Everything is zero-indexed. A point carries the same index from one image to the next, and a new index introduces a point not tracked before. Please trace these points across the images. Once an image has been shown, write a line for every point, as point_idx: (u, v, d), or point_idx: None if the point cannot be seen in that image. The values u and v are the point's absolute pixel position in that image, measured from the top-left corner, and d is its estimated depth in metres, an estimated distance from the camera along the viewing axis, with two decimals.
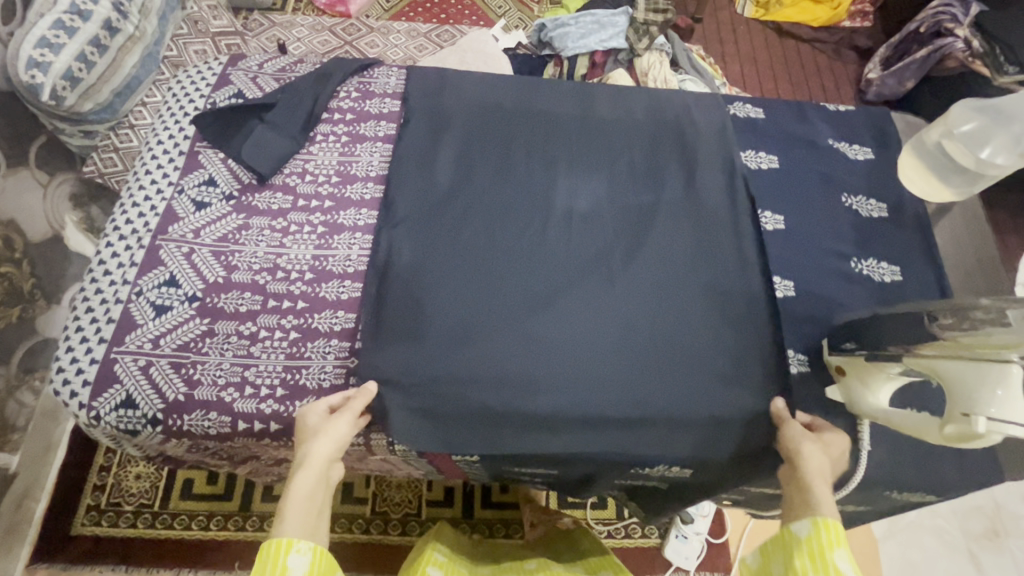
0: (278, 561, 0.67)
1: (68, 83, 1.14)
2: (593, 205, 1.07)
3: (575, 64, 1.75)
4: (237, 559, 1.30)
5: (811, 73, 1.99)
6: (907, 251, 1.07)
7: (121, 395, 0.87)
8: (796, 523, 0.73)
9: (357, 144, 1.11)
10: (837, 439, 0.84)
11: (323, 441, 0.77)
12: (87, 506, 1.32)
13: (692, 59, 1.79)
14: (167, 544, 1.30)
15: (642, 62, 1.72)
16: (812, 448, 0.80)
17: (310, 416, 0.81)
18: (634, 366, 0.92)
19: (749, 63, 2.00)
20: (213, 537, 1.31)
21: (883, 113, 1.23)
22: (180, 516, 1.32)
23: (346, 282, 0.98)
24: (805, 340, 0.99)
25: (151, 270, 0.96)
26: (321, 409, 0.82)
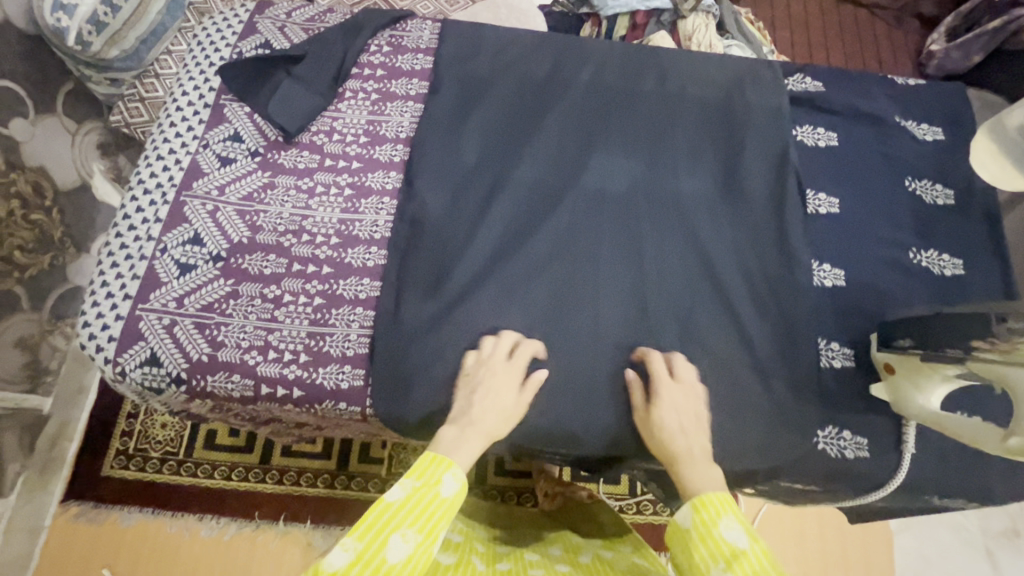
0: (435, 473, 0.69)
1: (93, 27, 1.12)
2: (629, 185, 1.01)
3: (614, 24, 1.64)
4: (256, 509, 1.33)
5: (867, 42, 1.83)
6: (972, 244, 0.99)
7: (145, 352, 0.86)
8: (677, 510, 0.70)
9: (387, 103, 1.05)
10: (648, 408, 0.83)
11: (498, 384, 0.82)
12: (115, 451, 1.34)
13: (740, 23, 1.66)
14: (191, 491, 1.33)
15: (686, 25, 1.60)
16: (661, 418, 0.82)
17: (484, 352, 0.86)
18: (659, 353, 0.91)
19: (800, 29, 1.85)
20: (234, 487, 1.33)
21: (957, 89, 1.12)
22: (203, 465, 1.34)
23: (373, 249, 0.95)
24: (851, 334, 0.93)
25: (175, 228, 0.93)
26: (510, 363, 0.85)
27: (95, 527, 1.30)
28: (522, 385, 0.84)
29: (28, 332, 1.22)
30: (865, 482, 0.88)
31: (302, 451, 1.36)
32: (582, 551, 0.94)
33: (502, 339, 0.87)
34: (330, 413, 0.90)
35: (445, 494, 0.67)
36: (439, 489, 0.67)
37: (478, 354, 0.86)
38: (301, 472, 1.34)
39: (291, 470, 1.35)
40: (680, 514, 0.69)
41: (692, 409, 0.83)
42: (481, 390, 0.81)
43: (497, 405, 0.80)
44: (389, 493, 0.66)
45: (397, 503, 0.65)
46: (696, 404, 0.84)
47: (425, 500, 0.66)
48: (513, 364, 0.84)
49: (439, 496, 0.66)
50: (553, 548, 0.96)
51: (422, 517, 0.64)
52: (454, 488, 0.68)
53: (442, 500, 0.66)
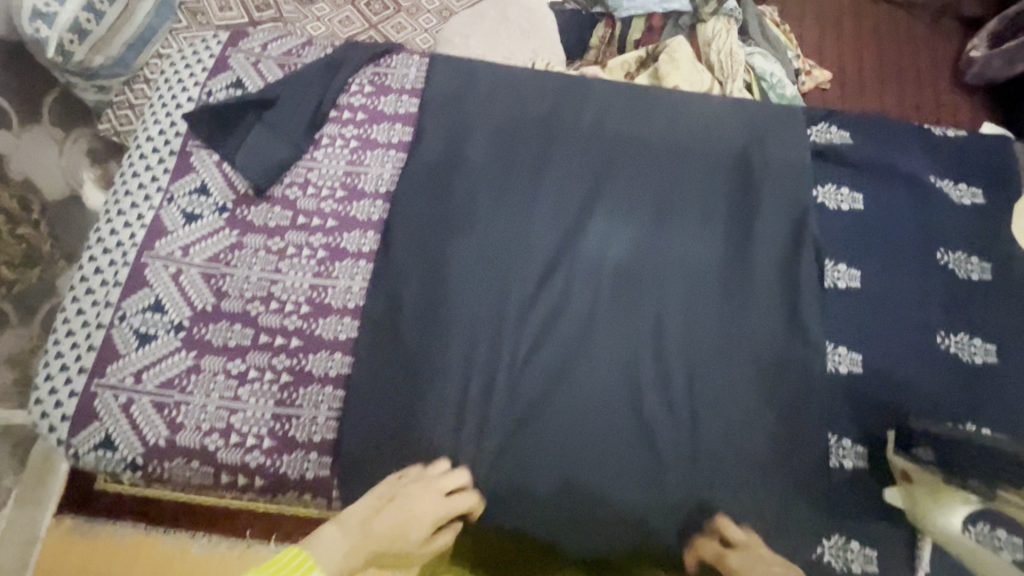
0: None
1: (75, 36, 1.13)
2: (628, 251, 0.92)
3: (628, 27, 1.48)
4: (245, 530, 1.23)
5: (902, 44, 1.56)
6: (1009, 327, 0.89)
7: (100, 434, 0.80)
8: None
9: (366, 152, 0.96)
10: (744, 556, 0.76)
11: (431, 497, 0.76)
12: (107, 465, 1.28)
13: (764, 26, 1.48)
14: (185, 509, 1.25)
15: (706, 30, 1.42)
16: (738, 555, 0.76)
17: (414, 477, 0.78)
18: (651, 446, 0.83)
19: (829, 28, 1.60)
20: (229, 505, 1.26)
21: (1002, 144, 1.00)
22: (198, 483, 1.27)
23: (345, 319, 0.88)
24: (867, 428, 0.85)
25: (136, 292, 0.87)
26: (438, 475, 0.78)
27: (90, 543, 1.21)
28: (442, 492, 0.77)
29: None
30: None
31: None
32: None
33: (433, 468, 0.79)
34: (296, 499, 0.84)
35: None
36: None
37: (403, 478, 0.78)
38: None
39: None
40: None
41: (760, 557, 0.76)
42: (398, 514, 0.74)
43: (422, 508, 0.75)
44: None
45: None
46: (764, 551, 0.77)
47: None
48: (441, 503, 0.76)
49: None
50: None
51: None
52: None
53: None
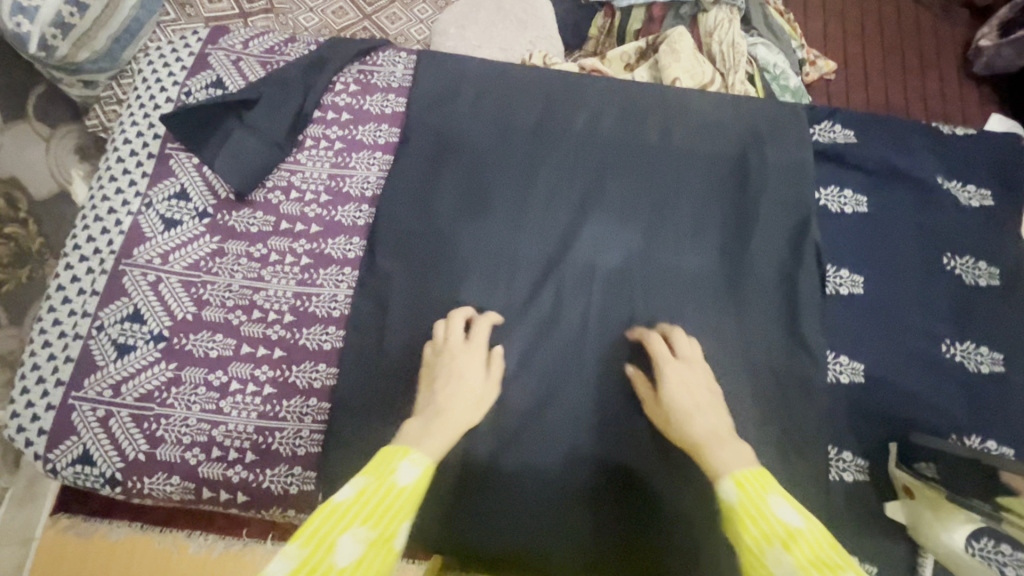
0: (390, 465, 0.60)
1: (58, 30, 1.06)
2: (622, 257, 0.89)
3: (628, 17, 1.41)
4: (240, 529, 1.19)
5: (910, 33, 1.49)
6: (1017, 335, 0.86)
7: (77, 449, 0.78)
8: (722, 485, 0.61)
9: (351, 154, 0.93)
10: (690, 371, 0.78)
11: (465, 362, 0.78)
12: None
13: (767, 17, 1.41)
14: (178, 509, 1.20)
15: (708, 19, 1.35)
16: (675, 369, 0.78)
17: (454, 333, 0.80)
18: (646, 460, 0.81)
19: (836, 17, 1.53)
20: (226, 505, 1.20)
21: (1014, 142, 0.96)
22: None
23: (330, 328, 0.85)
24: (868, 440, 0.82)
25: (113, 302, 0.84)
26: (460, 330, 0.81)
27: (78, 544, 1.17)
28: (489, 362, 0.80)
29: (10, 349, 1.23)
30: None
31: None
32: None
33: (452, 321, 0.82)
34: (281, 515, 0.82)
35: (402, 485, 0.58)
36: (392, 479, 0.58)
37: (441, 337, 0.80)
38: None
39: None
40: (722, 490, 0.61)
41: (698, 394, 0.75)
42: (443, 378, 0.75)
43: (463, 386, 0.75)
44: (338, 495, 0.56)
45: (349, 499, 0.55)
46: (699, 389, 0.76)
47: (379, 497, 0.56)
48: (483, 356, 0.79)
49: (395, 487, 0.58)
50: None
51: (379, 513, 0.55)
52: (414, 473, 0.60)
53: (401, 490, 0.58)
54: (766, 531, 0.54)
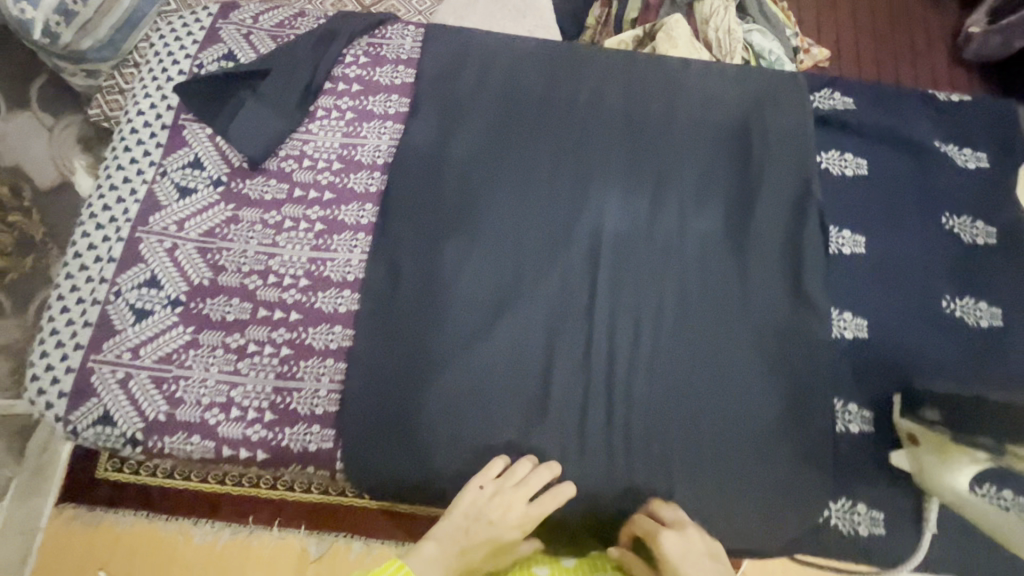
0: None
1: (61, 18, 1.06)
2: (631, 222, 0.90)
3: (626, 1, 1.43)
4: (251, 514, 1.18)
5: (900, 20, 1.52)
6: (1015, 291, 0.88)
7: (97, 410, 0.79)
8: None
9: (363, 123, 0.95)
10: (679, 540, 0.69)
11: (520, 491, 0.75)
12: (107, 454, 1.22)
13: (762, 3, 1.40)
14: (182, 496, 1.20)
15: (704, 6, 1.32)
16: (672, 535, 0.69)
17: (521, 474, 0.77)
18: (658, 416, 0.82)
19: (828, 8, 1.54)
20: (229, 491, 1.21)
21: (1006, 108, 0.99)
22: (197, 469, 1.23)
23: (345, 292, 0.87)
24: (872, 393, 0.84)
25: (130, 268, 0.85)
26: (530, 488, 0.75)
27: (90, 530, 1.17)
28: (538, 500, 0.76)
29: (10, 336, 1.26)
30: (883, 559, 0.79)
31: None
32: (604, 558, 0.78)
33: (530, 463, 0.78)
34: (299, 474, 0.83)
35: None
36: None
37: (514, 475, 0.76)
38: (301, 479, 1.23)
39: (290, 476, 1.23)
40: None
41: (695, 555, 0.67)
42: (487, 511, 0.73)
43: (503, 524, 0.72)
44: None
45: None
46: (694, 547, 0.68)
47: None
48: (531, 509, 0.75)
49: None
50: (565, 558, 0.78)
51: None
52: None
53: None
54: None
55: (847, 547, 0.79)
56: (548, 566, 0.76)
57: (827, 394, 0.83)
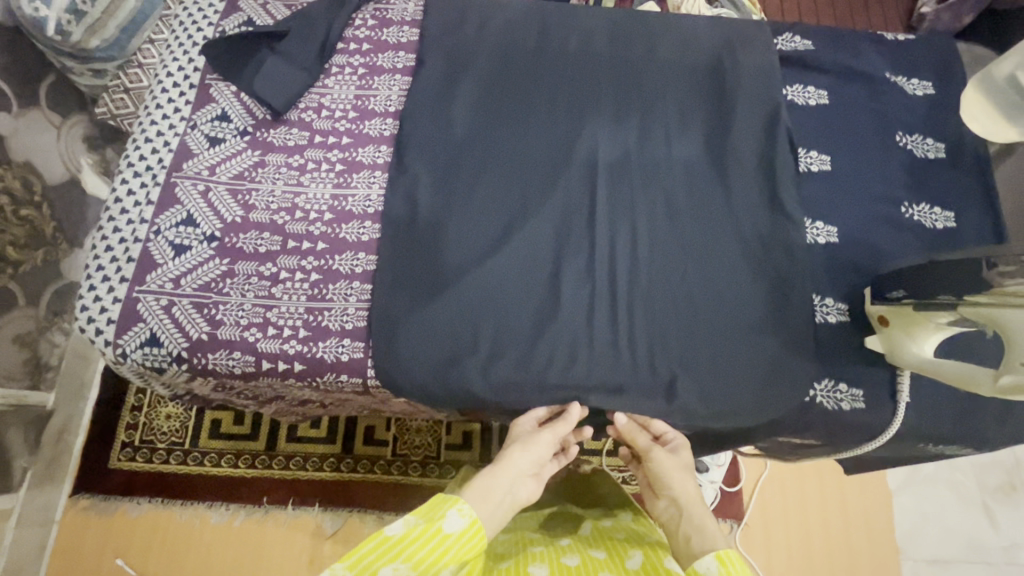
0: (438, 512, 0.71)
1: (73, 17, 1.01)
2: (621, 152, 1.01)
3: None
4: (265, 495, 1.33)
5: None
6: (964, 196, 0.99)
7: (145, 333, 0.87)
8: (700, 562, 0.70)
9: (374, 77, 1.04)
10: (681, 467, 0.86)
11: (521, 456, 0.84)
12: (122, 442, 1.34)
13: None
14: (199, 480, 1.33)
15: None
16: (672, 464, 0.85)
17: (522, 425, 0.90)
18: (656, 314, 0.92)
19: None
20: (243, 474, 1.34)
21: (946, 43, 1.11)
22: (210, 455, 1.34)
23: (366, 223, 0.95)
24: (845, 289, 0.94)
25: (168, 209, 0.93)
26: (531, 422, 0.90)
27: (106, 518, 1.30)
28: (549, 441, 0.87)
29: (24, 328, 1.21)
30: (859, 431, 0.90)
31: (309, 437, 1.37)
32: (596, 537, 0.91)
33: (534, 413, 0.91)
34: (332, 387, 0.90)
35: (449, 532, 0.71)
36: (441, 525, 0.70)
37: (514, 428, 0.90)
38: (310, 456, 1.35)
39: (299, 456, 1.35)
40: (703, 564, 0.69)
41: (685, 481, 0.84)
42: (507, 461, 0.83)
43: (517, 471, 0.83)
44: (390, 528, 0.69)
45: (397, 537, 0.68)
46: (681, 472, 0.85)
47: (425, 538, 0.69)
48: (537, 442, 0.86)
49: (443, 534, 0.70)
50: (561, 539, 0.91)
51: (416, 555, 0.67)
52: (460, 523, 0.71)
53: (445, 536, 0.70)
54: None
55: (828, 419, 0.89)
56: (545, 546, 0.89)
57: (807, 291, 0.93)
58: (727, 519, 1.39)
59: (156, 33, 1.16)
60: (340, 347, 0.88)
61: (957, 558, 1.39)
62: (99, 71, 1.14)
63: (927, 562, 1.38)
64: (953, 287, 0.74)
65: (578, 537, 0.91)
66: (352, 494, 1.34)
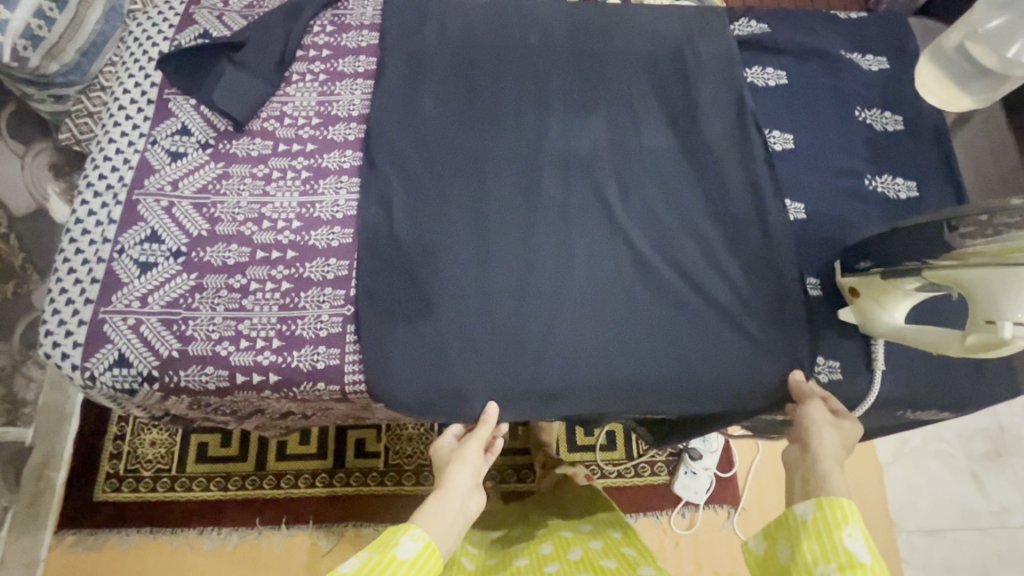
0: (392, 538, 0.70)
1: (29, 42, 0.98)
2: (590, 144, 1.01)
3: None
4: (258, 517, 1.31)
5: None
6: (924, 165, 1.02)
7: (113, 355, 0.85)
8: (799, 504, 0.74)
9: (336, 82, 1.04)
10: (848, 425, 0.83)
11: (461, 469, 0.85)
12: (106, 473, 1.30)
13: None
14: (188, 506, 1.30)
15: None
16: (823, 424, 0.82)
17: (442, 445, 0.91)
18: (633, 301, 0.92)
19: None
20: (232, 496, 1.31)
21: (897, 18, 1.14)
22: (198, 479, 1.31)
23: (336, 229, 0.94)
24: (817, 263, 0.95)
25: (132, 227, 0.91)
26: (450, 439, 0.92)
27: (94, 553, 1.27)
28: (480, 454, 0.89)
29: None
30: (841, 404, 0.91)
31: (298, 454, 1.35)
32: (584, 563, 0.91)
33: (450, 431, 0.93)
34: (310, 397, 0.89)
35: (402, 558, 0.68)
36: (395, 551, 0.68)
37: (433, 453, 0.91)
38: (299, 473, 1.33)
39: (289, 473, 1.33)
40: (800, 507, 0.74)
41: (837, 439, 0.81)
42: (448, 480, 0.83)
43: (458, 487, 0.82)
44: (342, 565, 0.66)
45: (349, 572, 0.65)
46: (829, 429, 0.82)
47: (379, 568, 0.66)
48: (470, 453, 0.87)
49: (395, 560, 0.68)
50: (551, 563, 0.92)
51: None
52: (414, 548, 0.70)
53: (399, 563, 0.68)
54: (830, 558, 0.68)
55: None
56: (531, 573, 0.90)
57: (781, 268, 0.94)
58: (722, 506, 1.39)
59: (117, 56, 1.15)
60: (315, 354, 0.86)
61: (952, 527, 1.41)
62: (60, 96, 1.11)
63: (922, 533, 1.40)
64: (917, 251, 0.75)
65: (569, 561, 0.92)
66: (346, 508, 1.32)
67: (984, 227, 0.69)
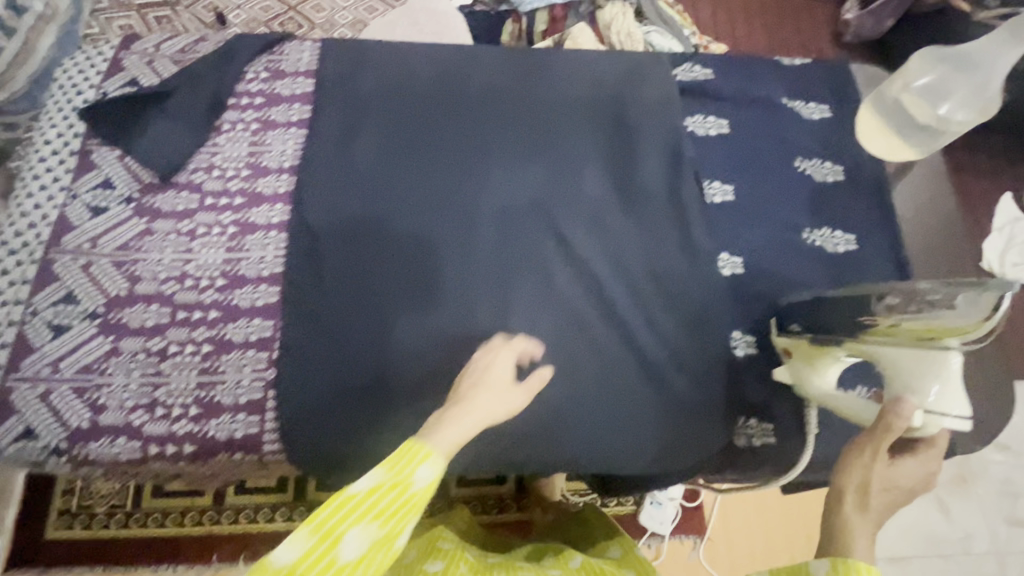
0: (405, 467, 0.58)
1: None
2: (528, 194, 0.99)
3: (533, 19, 1.56)
4: (215, 553, 1.22)
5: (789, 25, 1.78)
6: (864, 217, 1.01)
7: (21, 427, 0.82)
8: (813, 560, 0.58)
9: (267, 132, 1.01)
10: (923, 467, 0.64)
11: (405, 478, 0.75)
12: (57, 510, 1.21)
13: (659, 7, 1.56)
14: (140, 544, 1.21)
15: (605, 15, 1.50)
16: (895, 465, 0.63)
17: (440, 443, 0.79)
18: (567, 362, 0.90)
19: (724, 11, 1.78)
20: (188, 532, 1.23)
21: (841, 65, 1.13)
22: (153, 515, 1.23)
23: (261, 287, 0.91)
24: (754, 320, 0.94)
25: (46, 287, 0.88)
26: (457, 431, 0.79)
27: None
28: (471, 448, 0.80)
29: None
30: (777, 465, 0.90)
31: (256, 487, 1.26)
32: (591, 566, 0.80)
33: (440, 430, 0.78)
34: (231, 465, 0.87)
35: (418, 488, 0.58)
36: (410, 480, 0.58)
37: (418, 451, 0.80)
38: (259, 506, 1.26)
39: (248, 506, 1.26)
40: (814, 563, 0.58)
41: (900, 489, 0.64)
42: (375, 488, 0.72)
43: None
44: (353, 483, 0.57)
45: (363, 492, 0.57)
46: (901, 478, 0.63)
47: (390, 494, 0.57)
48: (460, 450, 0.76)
49: (413, 492, 0.57)
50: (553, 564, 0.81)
51: (385, 511, 0.57)
52: (431, 477, 0.59)
53: (413, 492, 0.57)
54: None
55: (740, 454, 0.90)
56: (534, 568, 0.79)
57: (717, 327, 0.92)
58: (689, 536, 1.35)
59: None
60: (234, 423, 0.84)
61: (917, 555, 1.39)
62: None
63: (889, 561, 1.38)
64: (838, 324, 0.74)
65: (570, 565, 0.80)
66: None
67: (908, 301, 0.67)
